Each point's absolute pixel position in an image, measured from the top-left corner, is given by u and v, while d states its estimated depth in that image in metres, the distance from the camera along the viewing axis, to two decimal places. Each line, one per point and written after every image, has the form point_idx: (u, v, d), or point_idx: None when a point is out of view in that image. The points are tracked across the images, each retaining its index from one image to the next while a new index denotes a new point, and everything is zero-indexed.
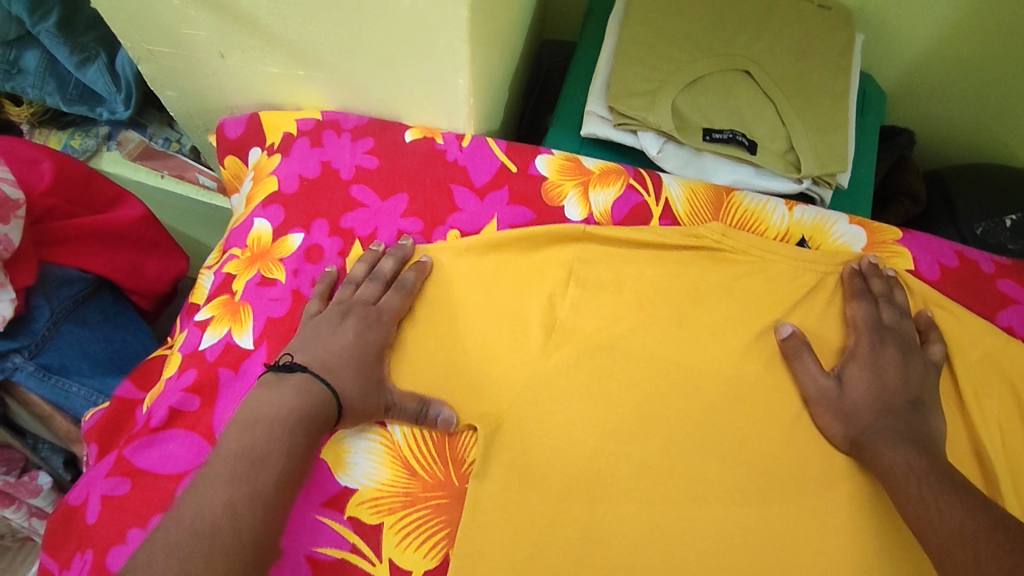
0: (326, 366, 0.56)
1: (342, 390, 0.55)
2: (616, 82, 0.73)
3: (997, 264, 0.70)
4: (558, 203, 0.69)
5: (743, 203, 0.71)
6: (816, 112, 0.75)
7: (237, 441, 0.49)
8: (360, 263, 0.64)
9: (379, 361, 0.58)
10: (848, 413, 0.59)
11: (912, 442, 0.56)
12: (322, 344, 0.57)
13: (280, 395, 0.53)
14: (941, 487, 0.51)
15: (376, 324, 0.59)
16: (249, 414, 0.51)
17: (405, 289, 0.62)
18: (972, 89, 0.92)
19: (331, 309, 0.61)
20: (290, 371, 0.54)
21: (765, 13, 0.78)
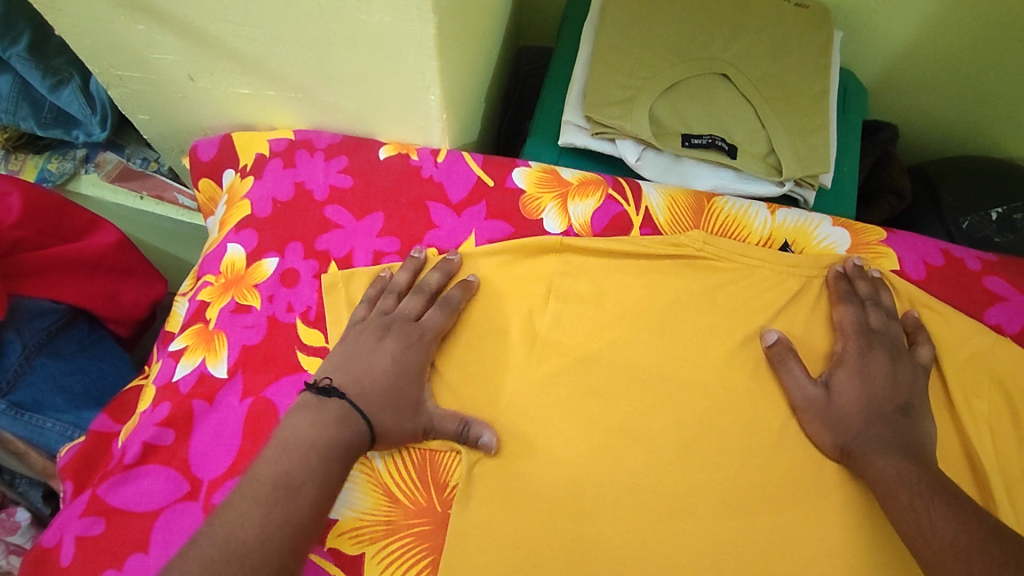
0: (361, 391, 0.55)
1: (377, 416, 0.55)
2: (593, 90, 0.72)
3: (983, 261, 0.68)
4: (536, 216, 0.68)
5: (724, 209, 0.69)
6: (794, 113, 0.74)
7: (273, 463, 0.50)
8: (402, 270, 0.63)
9: (415, 376, 0.57)
10: (836, 421, 0.58)
11: (902, 450, 0.55)
12: (352, 363, 0.57)
13: (319, 420, 0.52)
14: (933, 497, 0.50)
15: (416, 338, 0.59)
16: (284, 436, 0.51)
17: (451, 307, 0.61)
18: (954, 83, 0.91)
19: (362, 324, 0.60)
20: (326, 398, 0.54)
21: (742, 14, 0.77)
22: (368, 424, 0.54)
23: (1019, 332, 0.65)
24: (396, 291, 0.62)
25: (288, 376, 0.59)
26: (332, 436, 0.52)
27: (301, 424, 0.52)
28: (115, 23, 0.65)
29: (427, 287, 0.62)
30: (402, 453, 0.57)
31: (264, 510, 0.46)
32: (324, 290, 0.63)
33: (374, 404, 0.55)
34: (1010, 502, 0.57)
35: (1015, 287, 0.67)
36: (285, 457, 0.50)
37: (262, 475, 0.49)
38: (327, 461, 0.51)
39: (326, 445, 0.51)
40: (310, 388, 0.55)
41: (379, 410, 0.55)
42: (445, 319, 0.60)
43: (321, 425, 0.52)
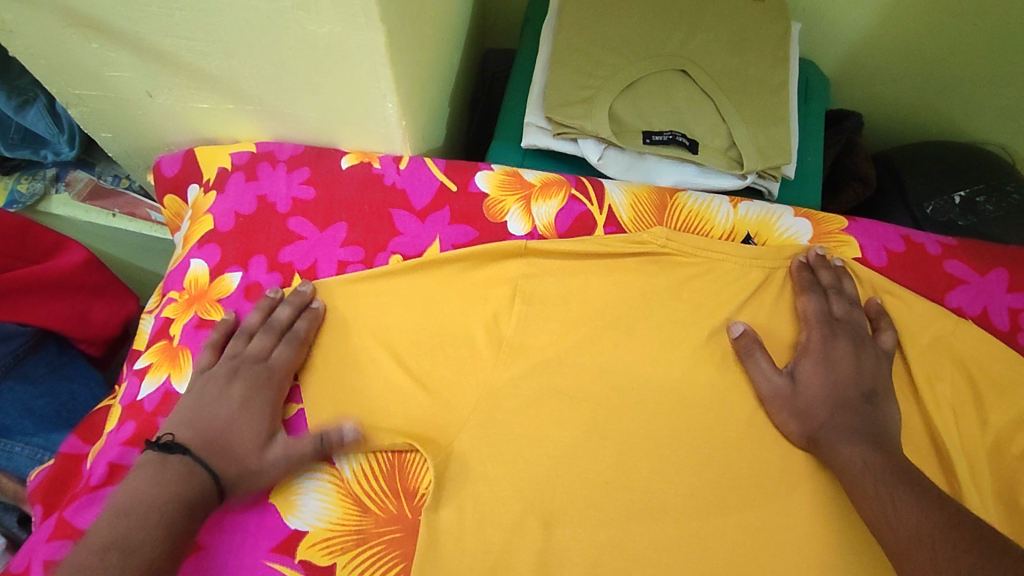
0: (209, 443, 0.54)
1: (223, 468, 0.53)
2: (552, 92, 0.73)
3: (944, 245, 0.69)
4: (500, 219, 0.68)
5: (686, 204, 0.70)
6: (753, 106, 0.75)
7: (107, 527, 0.48)
8: (254, 310, 0.62)
9: (267, 419, 0.56)
10: (803, 411, 0.58)
11: (868, 437, 0.55)
12: (201, 414, 0.55)
13: (160, 477, 0.51)
14: (897, 484, 0.51)
15: (264, 380, 0.58)
16: (119, 499, 0.50)
17: (297, 343, 0.61)
18: (914, 70, 0.92)
19: (208, 372, 0.59)
20: (167, 454, 0.52)
21: (700, 9, 0.78)
22: (215, 478, 0.52)
23: (981, 313, 0.66)
24: (245, 332, 0.61)
25: None
26: (174, 491, 0.50)
27: (140, 483, 0.50)
28: (68, 43, 0.64)
29: (277, 324, 0.61)
30: (370, 462, 0.57)
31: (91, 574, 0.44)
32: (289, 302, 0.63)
33: (222, 453, 0.54)
34: (974, 482, 0.57)
35: (975, 269, 0.67)
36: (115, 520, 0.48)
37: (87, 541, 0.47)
38: (169, 514, 0.49)
39: (162, 502, 0.49)
40: (151, 446, 0.53)
41: (227, 460, 0.54)
42: (292, 355, 0.60)
43: (161, 484, 0.50)
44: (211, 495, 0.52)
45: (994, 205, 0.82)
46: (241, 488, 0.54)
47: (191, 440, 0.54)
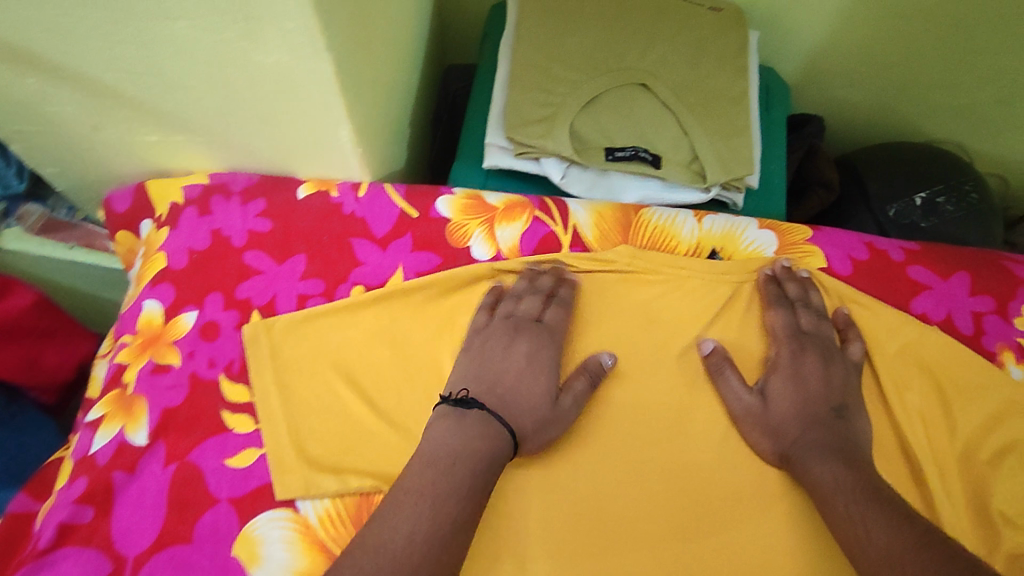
0: (499, 397, 0.59)
1: (520, 417, 0.57)
2: (512, 111, 0.71)
3: (906, 251, 0.69)
4: (464, 244, 0.67)
5: (651, 221, 0.69)
6: (714, 118, 0.74)
7: (418, 478, 0.52)
8: (519, 277, 0.66)
9: (551, 374, 0.60)
10: (774, 428, 0.58)
11: (839, 454, 0.55)
12: (485, 373, 0.60)
13: (464, 432, 0.55)
14: (867, 503, 0.51)
15: (551, 334, 0.62)
16: (428, 452, 0.54)
17: (568, 305, 0.63)
18: (872, 73, 0.93)
19: (487, 332, 0.62)
20: (466, 410, 0.57)
21: (657, 21, 0.77)
22: (507, 432, 0.56)
23: (946, 319, 0.66)
24: (515, 294, 0.64)
25: (214, 437, 0.58)
26: (466, 448, 0.54)
27: (439, 437, 0.55)
28: (4, 79, 0.62)
29: (544, 289, 0.64)
30: (337, 506, 0.56)
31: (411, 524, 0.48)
32: (247, 342, 0.61)
33: (514, 407, 0.58)
34: (946, 491, 0.58)
35: (939, 275, 0.67)
36: (429, 474, 0.52)
37: (396, 498, 0.50)
38: (475, 469, 0.53)
39: (472, 459, 0.53)
40: (447, 401, 0.57)
41: (514, 410, 0.58)
42: (565, 316, 0.63)
43: (463, 436, 0.55)
44: (507, 446, 0.55)
45: (953, 205, 0.85)
46: (539, 440, 0.57)
47: (482, 395, 0.59)
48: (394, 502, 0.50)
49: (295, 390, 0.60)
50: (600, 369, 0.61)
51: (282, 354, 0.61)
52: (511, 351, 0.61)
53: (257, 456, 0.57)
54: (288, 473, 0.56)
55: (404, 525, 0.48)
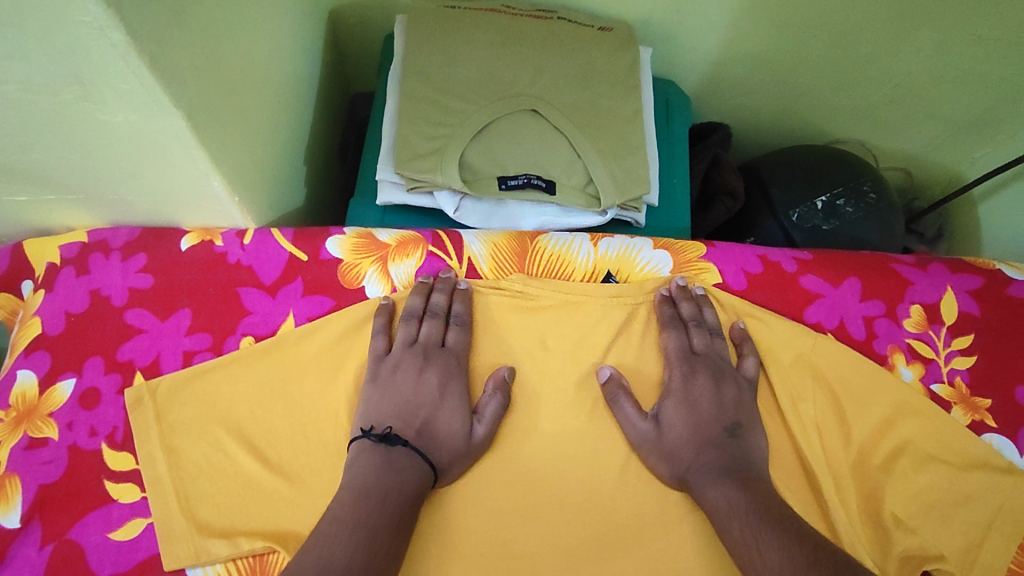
0: (420, 432, 0.58)
1: (440, 450, 0.57)
2: (400, 145, 0.70)
3: (799, 261, 0.69)
4: (358, 285, 0.65)
5: (547, 247, 0.68)
6: (607, 139, 0.75)
7: (350, 506, 0.51)
8: (412, 294, 0.64)
9: (464, 402, 0.60)
10: (669, 452, 0.58)
11: (733, 475, 0.56)
12: (404, 407, 0.59)
13: (390, 464, 0.54)
14: (759, 524, 0.52)
15: (457, 362, 0.62)
16: (358, 482, 0.53)
17: (466, 324, 0.63)
18: (770, 81, 0.94)
19: (392, 361, 0.61)
20: (390, 446, 0.55)
21: (546, 46, 0.77)
22: (431, 462, 0.56)
23: (838, 326, 0.67)
24: (414, 317, 0.63)
25: (95, 511, 0.55)
26: (395, 478, 0.54)
27: (366, 470, 0.54)
28: None
29: (440, 309, 0.63)
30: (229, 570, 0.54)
31: (349, 549, 0.48)
32: (129, 407, 0.59)
33: (437, 439, 0.57)
34: (840, 499, 0.59)
35: (830, 282, 0.68)
36: (361, 503, 0.51)
37: (328, 527, 0.50)
38: (401, 500, 0.53)
39: (397, 488, 0.53)
40: (370, 437, 0.56)
41: (437, 442, 0.57)
42: (467, 337, 0.63)
43: (387, 473, 0.54)
44: (427, 474, 0.56)
45: (853, 206, 0.87)
46: (457, 467, 0.58)
47: (402, 431, 0.58)
48: (326, 530, 0.49)
49: (182, 452, 0.57)
50: (504, 382, 0.61)
51: (168, 417, 0.59)
52: (421, 380, 0.60)
53: (142, 526, 0.55)
54: (173, 542, 0.54)
55: (340, 548, 0.48)
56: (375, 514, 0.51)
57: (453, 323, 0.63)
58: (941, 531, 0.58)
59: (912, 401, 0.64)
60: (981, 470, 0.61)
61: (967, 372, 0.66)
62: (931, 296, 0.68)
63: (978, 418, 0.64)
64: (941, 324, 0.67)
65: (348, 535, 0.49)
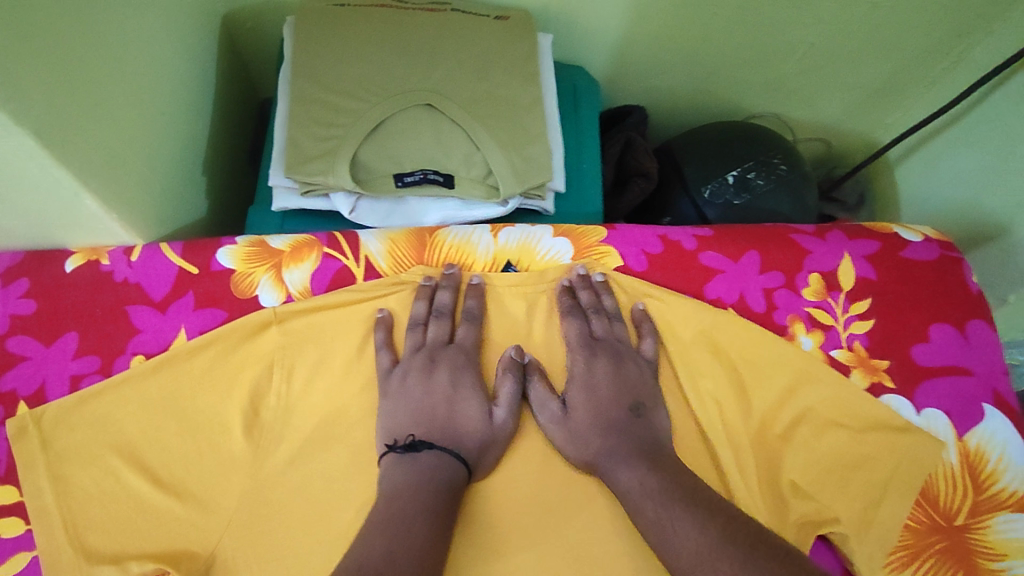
0: (443, 429, 0.57)
1: (468, 444, 0.57)
2: (291, 149, 0.69)
3: (699, 238, 0.69)
4: (251, 294, 0.64)
5: (447, 241, 0.67)
6: (506, 128, 0.74)
7: (385, 509, 0.51)
8: (416, 301, 0.63)
9: (483, 391, 0.59)
10: (575, 438, 0.58)
11: (640, 455, 0.56)
12: (420, 412, 0.57)
13: (418, 468, 0.54)
14: (670, 503, 0.51)
15: (468, 358, 0.61)
16: (394, 488, 0.53)
17: (475, 317, 0.63)
18: (680, 60, 0.94)
19: (401, 369, 0.60)
20: (416, 452, 0.55)
21: (439, 38, 0.76)
22: (462, 458, 0.55)
23: (739, 300, 0.68)
24: (418, 323, 0.62)
25: None
26: (430, 477, 0.53)
27: (400, 476, 0.54)
28: None
29: (446, 307, 0.63)
30: None
31: (384, 542, 0.47)
32: (12, 438, 0.56)
33: (460, 435, 0.57)
34: (740, 472, 0.59)
35: (730, 257, 0.69)
36: (401, 504, 0.51)
37: (372, 530, 0.49)
38: (439, 493, 0.53)
39: (431, 484, 0.53)
40: (396, 450, 0.55)
41: (462, 440, 0.57)
42: (476, 331, 0.62)
43: (418, 474, 0.53)
44: (461, 469, 0.55)
45: (763, 179, 0.87)
46: (487, 457, 0.57)
47: (426, 435, 0.56)
48: (373, 531, 0.49)
49: (68, 479, 0.56)
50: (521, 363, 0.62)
51: (55, 444, 0.56)
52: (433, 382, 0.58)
53: (28, 559, 0.54)
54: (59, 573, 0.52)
55: (378, 542, 0.47)
56: (420, 517, 0.50)
57: (461, 316, 0.63)
58: (837, 496, 0.59)
59: (811, 368, 0.64)
60: (878, 432, 0.62)
61: (865, 336, 0.67)
62: (829, 264, 0.69)
63: (876, 380, 0.65)
64: (839, 291, 0.68)
65: (401, 530, 0.48)
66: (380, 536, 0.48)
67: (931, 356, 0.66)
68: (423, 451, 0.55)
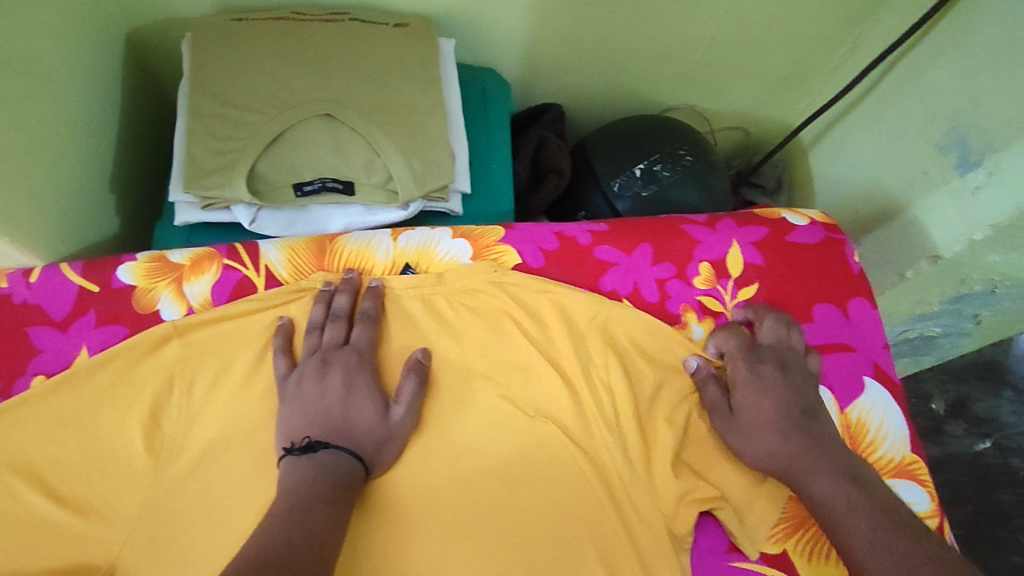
0: (338, 429, 0.58)
1: (364, 442, 0.58)
2: (189, 163, 0.70)
3: (593, 233, 0.72)
4: (152, 309, 0.65)
5: (346, 248, 0.69)
6: (406, 133, 0.75)
7: (285, 500, 0.52)
8: (314, 306, 0.65)
9: (380, 391, 0.61)
10: (764, 452, 0.62)
11: (830, 460, 0.60)
12: (315, 414, 0.59)
13: (315, 464, 0.55)
14: (870, 517, 0.55)
15: (363, 359, 0.62)
16: (291, 485, 0.54)
17: (372, 318, 0.64)
18: (590, 58, 0.97)
19: (296, 373, 0.61)
20: (313, 452, 0.56)
21: (337, 47, 0.77)
22: (358, 456, 0.57)
23: (634, 291, 0.70)
24: (315, 327, 0.64)
25: None
26: (326, 472, 0.55)
27: (298, 474, 0.55)
28: None
29: (342, 311, 0.64)
30: None
31: (282, 527, 0.49)
32: None
33: (355, 433, 0.58)
34: (627, 449, 0.63)
35: (623, 249, 0.71)
36: (299, 495, 0.52)
37: (271, 518, 0.50)
38: (335, 485, 0.54)
39: (327, 478, 0.54)
40: (293, 452, 0.56)
41: (357, 439, 0.58)
42: (372, 332, 0.64)
43: (317, 468, 0.55)
44: (358, 466, 0.57)
45: (670, 170, 0.90)
46: (384, 454, 0.59)
47: (321, 436, 0.58)
48: (273, 518, 0.50)
49: None
50: (420, 363, 0.63)
51: None
52: (327, 383, 0.60)
53: None
54: None
55: (275, 527, 0.49)
56: (320, 506, 0.52)
57: (358, 319, 0.64)
58: (724, 471, 0.64)
59: (727, 377, 0.67)
60: None
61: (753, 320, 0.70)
62: (718, 252, 0.72)
63: None
64: (728, 277, 0.71)
65: (301, 517, 0.50)
66: (277, 524, 0.49)
67: (816, 335, 0.69)
68: (320, 450, 0.56)
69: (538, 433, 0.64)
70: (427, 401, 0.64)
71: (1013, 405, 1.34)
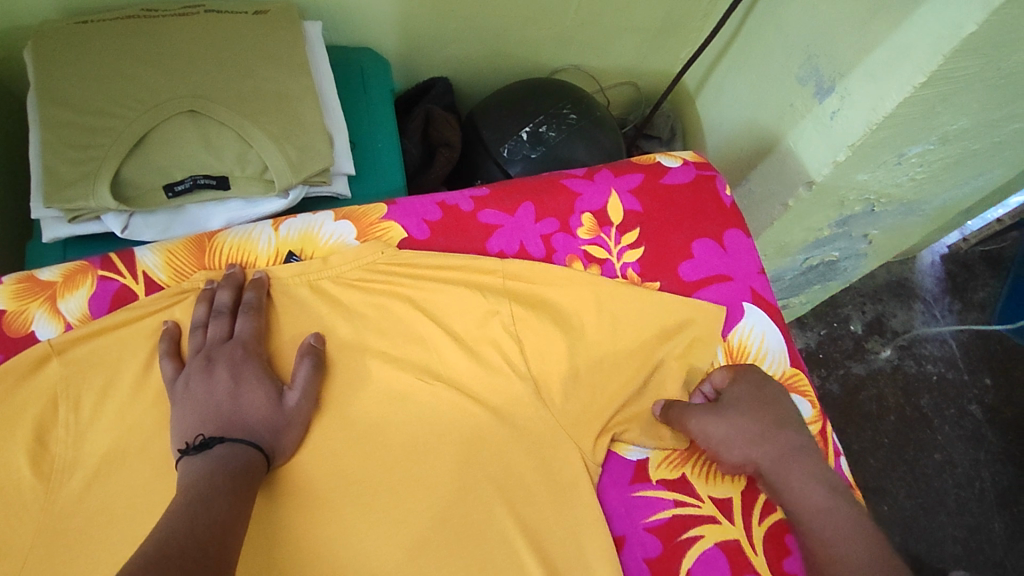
0: (231, 422, 0.58)
1: (260, 432, 0.58)
2: (48, 177, 0.68)
3: (475, 199, 0.73)
4: (27, 331, 0.63)
5: (226, 243, 0.68)
6: (278, 121, 0.74)
7: (182, 496, 0.51)
8: (196, 305, 0.64)
9: (271, 380, 0.61)
10: (750, 444, 0.61)
11: (813, 465, 0.60)
12: (206, 411, 0.58)
13: (211, 459, 0.54)
14: (853, 525, 0.55)
15: (250, 350, 0.62)
16: (187, 482, 0.53)
17: (255, 309, 0.64)
18: (467, 27, 0.97)
19: (183, 375, 0.60)
20: (208, 448, 0.55)
21: (193, 39, 0.74)
22: (255, 446, 0.57)
23: (520, 249, 0.72)
24: (198, 326, 0.63)
25: None
26: (223, 465, 0.54)
27: (195, 470, 0.54)
28: None
29: (224, 307, 0.63)
30: None
31: (179, 520, 0.48)
32: None
33: (249, 425, 0.58)
34: (525, 404, 0.66)
35: (506, 211, 0.73)
36: (197, 490, 0.51)
37: (169, 516, 0.49)
38: (235, 475, 0.53)
39: (225, 471, 0.53)
40: (188, 451, 0.55)
41: (252, 430, 0.58)
42: (257, 323, 0.63)
43: (213, 462, 0.54)
44: (256, 455, 0.57)
45: (555, 130, 0.92)
46: (284, 440, 0.59)
47: (214, 432, 0.57)
48: (170, 515, 0.49)
49: None
50: (313, 348, 0.63)
51: None
52: (213, 379, 0.59)
53: None
54: None
55: (173, 521, 0.48)
56: (219, 499, 0.51)
57: (240, 312, 0.63)
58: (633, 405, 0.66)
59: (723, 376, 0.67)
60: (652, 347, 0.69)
61: (636, 263, 0.73)
62: (598, 202, 0.75)
63: None
64: (610, 225, 0.74)
65: (200, 510, 0.49)
66: (174, 519, 0.48)
67: (695, 270, 0.73)
68: (216, 446, 0.55)
69: (439, 399, 0.65)
70: (324, 383, 0.64)
71: (924, 316, 1.42)
